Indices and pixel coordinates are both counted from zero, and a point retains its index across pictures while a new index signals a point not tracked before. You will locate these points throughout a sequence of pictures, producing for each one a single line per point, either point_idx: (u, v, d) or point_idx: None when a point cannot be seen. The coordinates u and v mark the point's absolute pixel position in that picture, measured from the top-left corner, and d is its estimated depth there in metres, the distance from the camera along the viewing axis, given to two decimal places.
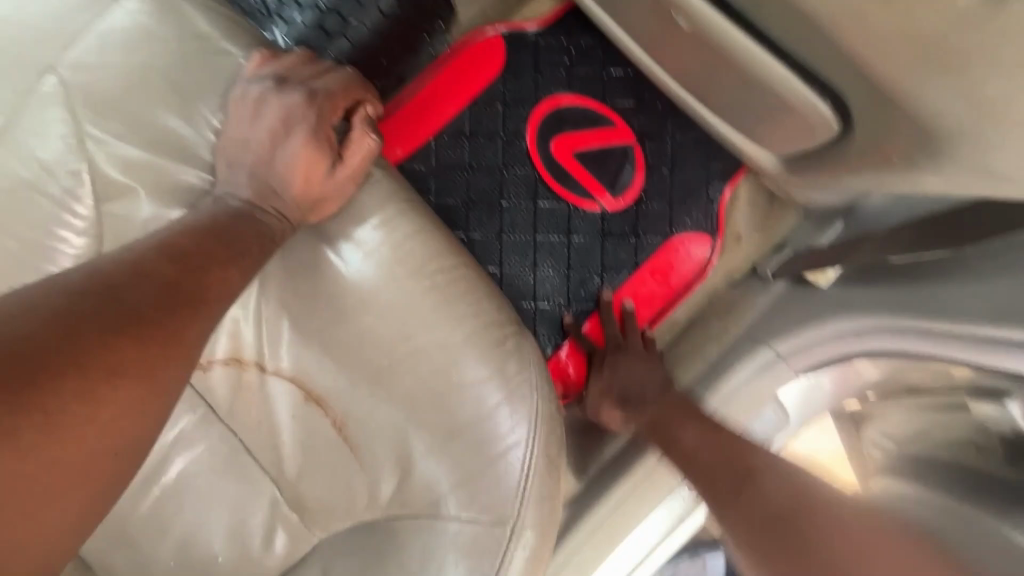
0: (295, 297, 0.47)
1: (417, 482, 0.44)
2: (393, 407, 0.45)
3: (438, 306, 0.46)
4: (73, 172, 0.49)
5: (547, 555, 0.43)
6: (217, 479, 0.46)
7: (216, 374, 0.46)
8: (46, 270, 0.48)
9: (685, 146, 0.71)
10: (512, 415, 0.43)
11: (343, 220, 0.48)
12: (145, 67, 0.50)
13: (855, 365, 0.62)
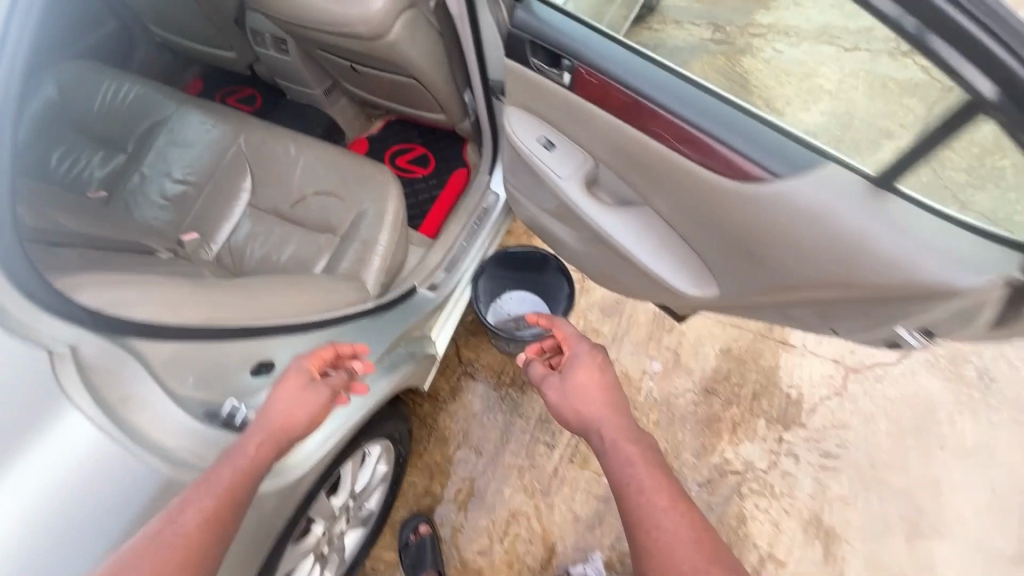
0: (304, 176, 1.37)
1: (356, 206, 1.32)
2: (343, 189, 1.34)
3: (347, 159, 1.37)
4: (236, 175, 1.39)
5: (399, 212, 1.33)
6: (298, 240, 1.33)
7: (292, 208, 1.36)
8: (240, 199, 1.39)
9: (444, 142, 1.77)
10: (380, 183, 1.34)
11: (310, 152, 1.39)
12: (242, 133, 1.42)
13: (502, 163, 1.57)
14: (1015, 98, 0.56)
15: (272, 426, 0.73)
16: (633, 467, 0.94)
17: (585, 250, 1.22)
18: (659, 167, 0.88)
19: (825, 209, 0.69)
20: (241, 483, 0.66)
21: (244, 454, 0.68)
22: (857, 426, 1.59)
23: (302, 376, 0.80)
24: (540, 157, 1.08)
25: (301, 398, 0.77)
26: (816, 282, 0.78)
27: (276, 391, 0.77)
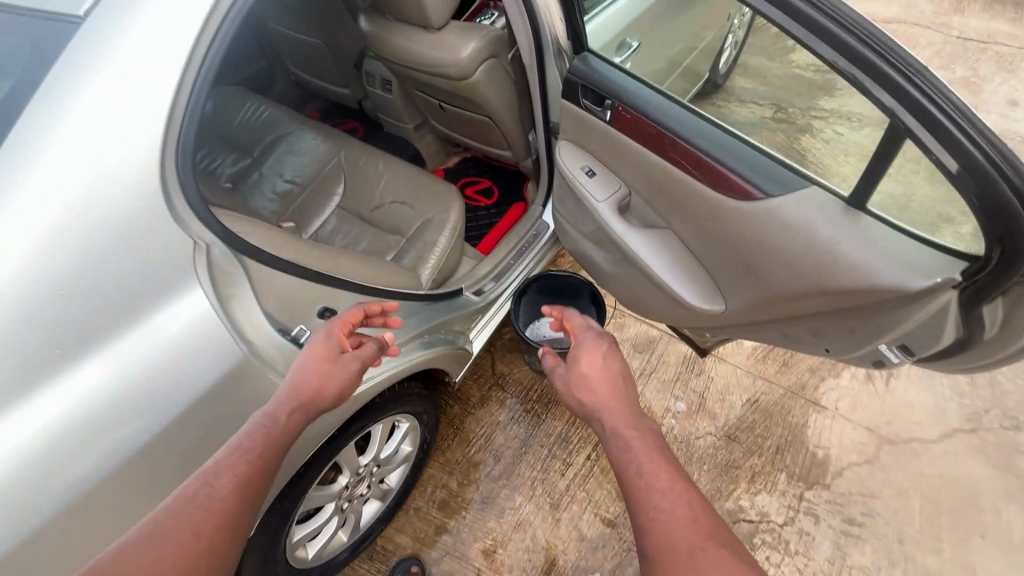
0: (386, 188, 1.63)
1: (424, 217, 1.56)
2: (416, 202, 1.58)
3: (423, 179, 1.62)
4: (333, 181, 1.68)
5: (458, 225, 1.54)
6: (372, 238, 1.57)
7: (372, 213, 1.61)
8: (332, 200, 1.66)
9: (509, 179, 2.01)
10: (447, 199, 1.57)
11: (394, 170, 1.65)
12: (343, 150, 1.72)
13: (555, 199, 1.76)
14: (971, 173, 0.67)
15: (304, 395, 0.85)
16: (632, 451, 0.79)
17: (616, 273, 1.36)
18: (679, 192, 1.03)
19: (805, 225, 0.85)
20: (273, 447, 0.80)
21: (278, 419, 0.82)
22: (888, 499, 1.53)
23: (332, 347, 0.90)
24: (581, 183, 1.24)
25: (331, 373, 0.88)
26: (799, 291, 0.91)
27: (307, 361, 0.87)
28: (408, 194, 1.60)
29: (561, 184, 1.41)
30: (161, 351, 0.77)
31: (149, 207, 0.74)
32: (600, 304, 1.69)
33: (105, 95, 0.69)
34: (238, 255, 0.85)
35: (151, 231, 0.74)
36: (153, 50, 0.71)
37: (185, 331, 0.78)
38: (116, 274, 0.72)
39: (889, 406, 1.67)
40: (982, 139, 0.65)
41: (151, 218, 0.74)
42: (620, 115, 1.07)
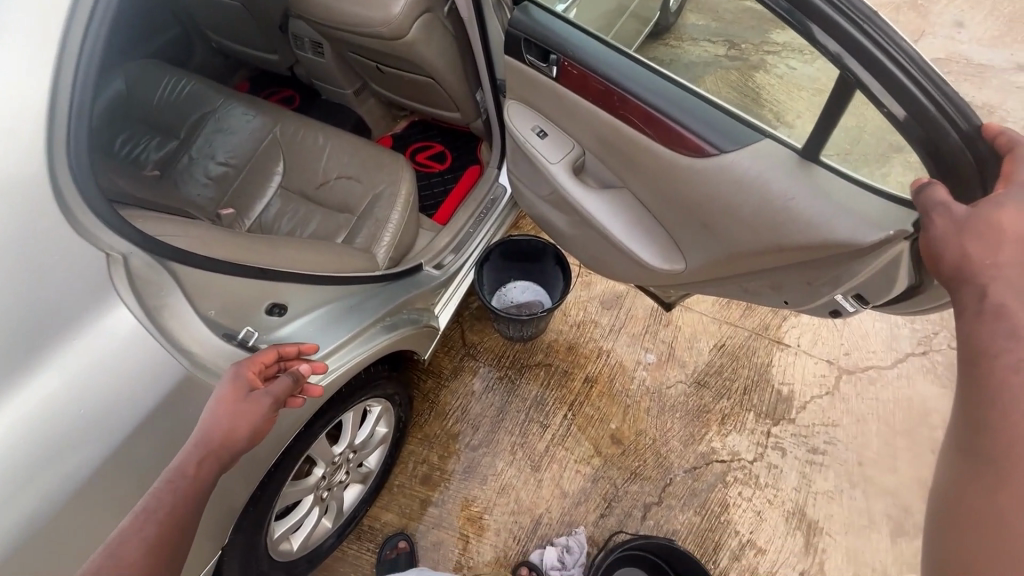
0: (329, 163, 1.53)
1: (373, 190, 1.47)
2: (362, 175, 1.50)
3: (368, 149, 1.52)
4: (271, 159, 1.57)
5: (410, 196, 1.47)
6: (321, 217, 1.49)
7: (317, 191, 1.52)
8: (272, 179, 1.55)
9: (460, 141, 1.92)
10: (395, 170, 1.49)
11: (336, 141, 1.55)
12: (278, 123, 1.60)
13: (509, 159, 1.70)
14: (917, 117, 0.68)
15: (211, 445, 0.76)
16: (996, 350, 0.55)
17: (577, 235, 1.32)
18: (631, 151, 0.99)
19: (759, 179, 0.83)
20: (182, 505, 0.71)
21: (187, 474, 0.73)
22: (848, 426, 1.61)
23: (241, 385, 0.80)
24: (533, 145, 1.18)
25: (238, 417, 0.78)
26: (757, 246, 0.90)
27: (212, 409, 0.77)
28: (354, 166, 1.51)
29: (513, 146, 1.34)
30: (89, 376, 0.70)
31: (47, 219, 0.66)
32: (565, 265, 1.67)
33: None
34: (163, 260, 0.79)
35: (53, 245, 0.67)
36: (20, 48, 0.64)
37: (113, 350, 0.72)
38: (19, 299, 0.65)
39: (846, 339, 1.74)
40: (926, 81, 0.66)
41: (52, 232, 0.66)
42: (564, 71, 1.01)
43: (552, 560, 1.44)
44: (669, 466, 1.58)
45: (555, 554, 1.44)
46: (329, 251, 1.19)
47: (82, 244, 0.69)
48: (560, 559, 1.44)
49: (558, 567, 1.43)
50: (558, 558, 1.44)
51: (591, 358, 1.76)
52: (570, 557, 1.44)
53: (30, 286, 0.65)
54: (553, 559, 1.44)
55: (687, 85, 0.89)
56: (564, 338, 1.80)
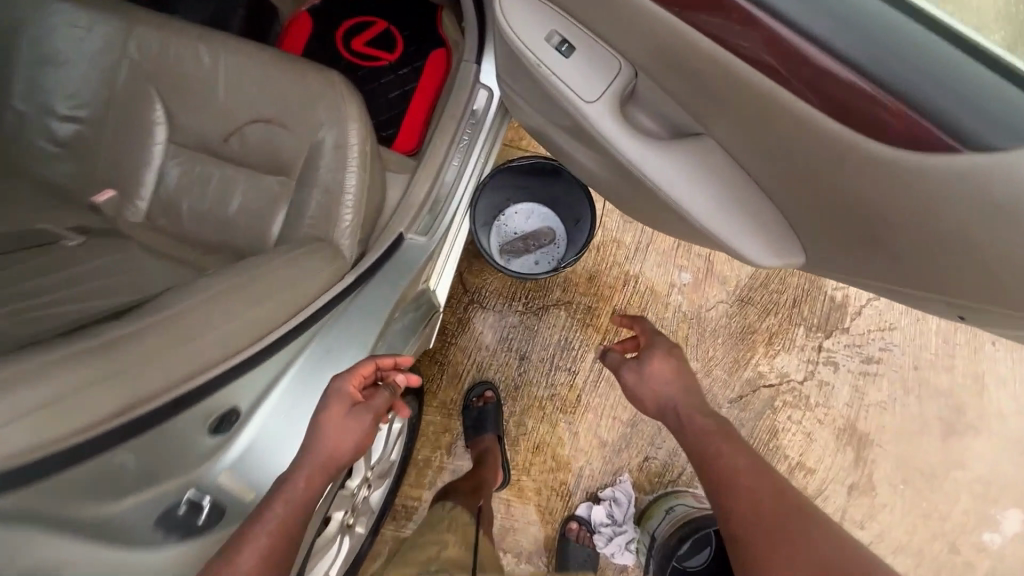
0: (230, 95, 1.02)
1: (307, 136, 1.00)
2: (285, 111, 1.01)
3: (286, 69, 1.02)
4: (138, 95, 1.03)
5: (369, 137, 1.01)
6: (245, 184, 1.04)
7: (226, 143, 1.04)
8: (152, 129, 1.05)
9: (413, 11, 1.34)
10: (335, 100, 1.00)
11: (235, 60, 1.02)
12: (132, 35, 1.03)
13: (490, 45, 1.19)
14: None
15: (319, 459, 0.79)
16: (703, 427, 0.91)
17: (616, 178, 0.94)
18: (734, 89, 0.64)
19: (1014, 176, 0.51)
20: (294, 514, 0.73)
21: (303, 485, 0.76)
22: (907, 328, 1.45)
23: (346, 401, 0.84)
24: (551, 67, 0.75)
25: (344, 434, 0.82)
26: (926, 241, 0.64)
27: (325, 422, 0.82)
28: (270, 99, 1.01)
29: (511, 57, 0.87)
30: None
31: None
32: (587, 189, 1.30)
33: None
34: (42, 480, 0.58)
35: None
36: None
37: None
38: None
39: None
40: None
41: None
42: None
43: (602, 513, 1.39)
44: (714, 401, 1.44)
45: (604, 507, 1.39)
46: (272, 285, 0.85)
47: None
48: (611, 510, 1.40)
49: (610, 519, 1.39)
50: (608, 510, 1.39)
51: (617, 287, 1.50)
52: (620, 507, 1.40)
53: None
54: (603, 512, 1.39)
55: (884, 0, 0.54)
56: (584, 267, 1.51)
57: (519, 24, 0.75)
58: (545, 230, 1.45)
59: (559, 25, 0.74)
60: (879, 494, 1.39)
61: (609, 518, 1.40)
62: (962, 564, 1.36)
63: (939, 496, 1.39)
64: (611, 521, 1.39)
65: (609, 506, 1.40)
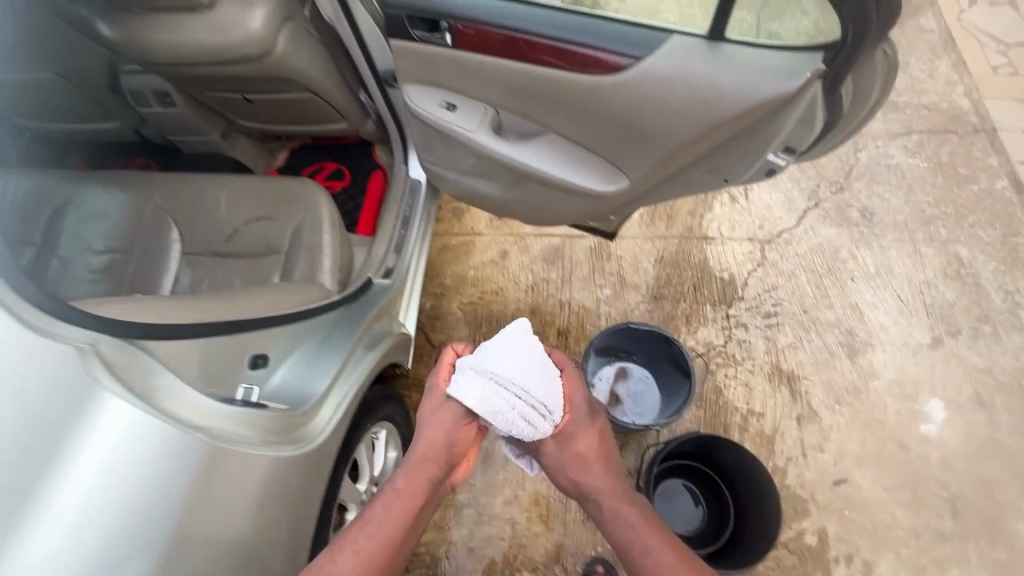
0: (235, 208, 1.40)
1: (285, 231, 1.37)
2: (271, 213, 1.38)
3: (282, 181, 1.41)
4: (163, 226, 1.41)
5: (330, 216, 1.37)
6: (249, 270, 1.38)
7: (233, 241, 1.39)
8: (174, 246, 1.41)
9: (357, 153, 1.86)
10: (313, 201, 1.37)
11: (236, 184, 1.42)
12: (156, 187, 1.44)
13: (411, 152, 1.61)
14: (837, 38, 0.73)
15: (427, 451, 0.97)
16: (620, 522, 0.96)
17: (510, 197, 1.36)
18: (556, 94, 1.01)
19: (682, 73, 0.84)
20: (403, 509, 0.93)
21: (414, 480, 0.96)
22: (784, 285, 1.82)
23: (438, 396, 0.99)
24: (446, 120, 1.20)
25: (427, 465, 0.97)
26: (694, 152, 0.97)
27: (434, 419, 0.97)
28: (264, 207, 1.39)
29: (419, 136, 1.33)
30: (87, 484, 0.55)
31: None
32: (656, 336, 1.50)
33: None
34: (127, 340, 0.65)
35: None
36: None
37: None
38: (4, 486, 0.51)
39: (754, 215, 1.95)
40: None
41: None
42: (459, 39, 1.02)
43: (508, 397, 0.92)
44: None
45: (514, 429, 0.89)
46: (279, 306, 1.03)
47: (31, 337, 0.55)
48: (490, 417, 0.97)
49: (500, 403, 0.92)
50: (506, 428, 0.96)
51: (555, 315, 1.82)
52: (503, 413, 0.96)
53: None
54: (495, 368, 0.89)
55: (558, 6, 0.92)
56: (525, 304, 1.85)
57: (423, 108, 1.21)
58: (633, 407, 1.56)
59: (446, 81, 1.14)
60: (822, 419, 1.59)
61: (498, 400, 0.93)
62: (916, 458, 1.52)
63: (870, 406, 1.60)
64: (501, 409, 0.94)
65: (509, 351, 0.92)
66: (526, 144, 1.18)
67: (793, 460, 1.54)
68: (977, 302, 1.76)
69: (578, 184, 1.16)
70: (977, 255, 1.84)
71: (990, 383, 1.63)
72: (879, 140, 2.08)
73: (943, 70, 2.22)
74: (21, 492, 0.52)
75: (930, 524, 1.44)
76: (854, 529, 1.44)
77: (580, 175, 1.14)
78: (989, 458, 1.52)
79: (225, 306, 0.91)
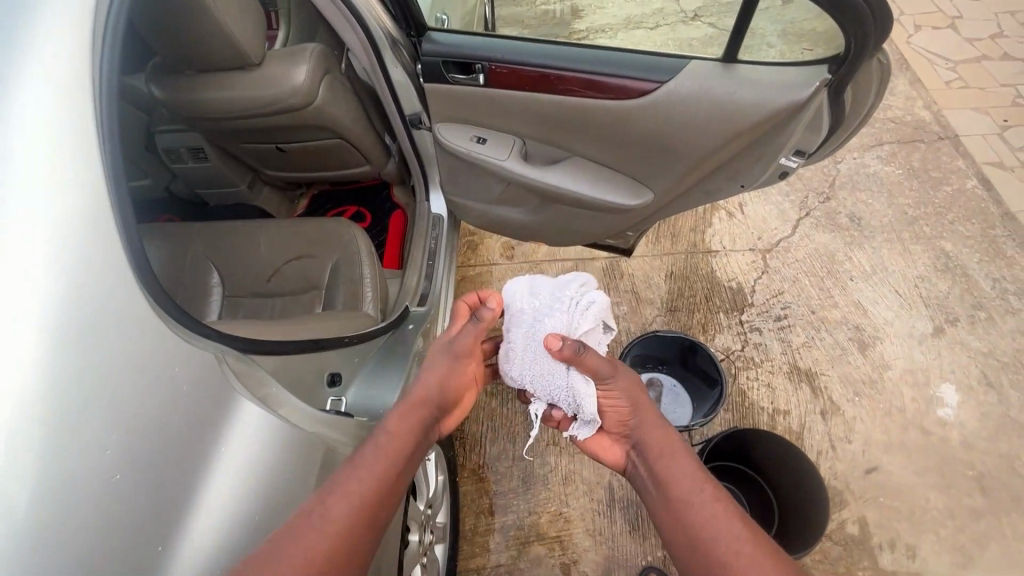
0: (274, 250, 1.46)
1: (324, 269, 1.43)
2: (310, 252, 1.45)
3: (318, 221, 1.49)
4: (203, 271, 1.45)
5: (367, 251, 1.44)
6: (290, 307, 1.42)
7: (274, 281, 1.44)
8: (213, 289, 1.45)
9: (375, 195, 1.95)
10: (350, 238, 1.44)
11: (273, 227, 1.49)
12: (194, 236, 1.49)
13: (434, 189, 1.69)
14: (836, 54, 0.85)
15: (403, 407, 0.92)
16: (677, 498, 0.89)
17: (536, 220, 1.45)
18: (583, 121, 1.12)
19: (703, 91, 0.95)
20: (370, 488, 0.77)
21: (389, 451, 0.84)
22: (789, 288, 1.93)
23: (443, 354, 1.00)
24: (477, 152, 1.30)
25: (411, 417, 0.90)
26: (714, 162, 1.07)
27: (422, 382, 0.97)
28: (302, 247, 1.46)
29: (447, 170, 1.43)
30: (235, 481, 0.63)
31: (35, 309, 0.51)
32: (681, 342, 1.58)
33: (88, 327, 0.53)
34: (243, 355, 0.71)
35: (150, 329, 0.58)
36: (48, 241, 0.53)
37: (148, 457, 0.55)
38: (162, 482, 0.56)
39: (752, 227, 2.08)
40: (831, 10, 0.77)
41: (117, 287, 0.56)
42: (492, 79, 1.13)
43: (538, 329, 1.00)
44: None
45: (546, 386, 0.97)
46: (340, 331, 1.08)
47: (186, 349, 0.61)
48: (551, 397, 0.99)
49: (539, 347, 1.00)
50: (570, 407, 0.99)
51: None
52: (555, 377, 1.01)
53: (127, 411, 0.54)
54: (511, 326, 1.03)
55: (582, 46, 1.05)
56: None
57: (454, 143, 1.31)
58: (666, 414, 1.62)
59: (477, 116, 1.24)
60: (845, 411, 1.66)
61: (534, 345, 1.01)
62: (939, 440, 1.59)
63: (888, 395, 1.68)
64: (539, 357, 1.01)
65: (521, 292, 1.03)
66: (554, 168, 1.27)
67: (824, 453, 1.59)
68: (969, 291, 1.88)
69: (606, 200, 1.24)
70: (962, 248, 1.98)
71: (994, 364, 1.73)
72: (855, 152, 2.26)
73: (902, 88, 2.44)
74: (184, 488, 0.58)
75: (962, 502, 1.50)
76: (892, 515, 1.49)
77: (608, 193, 1.24)
78: (1006, 434, 1.60)
79: (299, 330, 0.96)
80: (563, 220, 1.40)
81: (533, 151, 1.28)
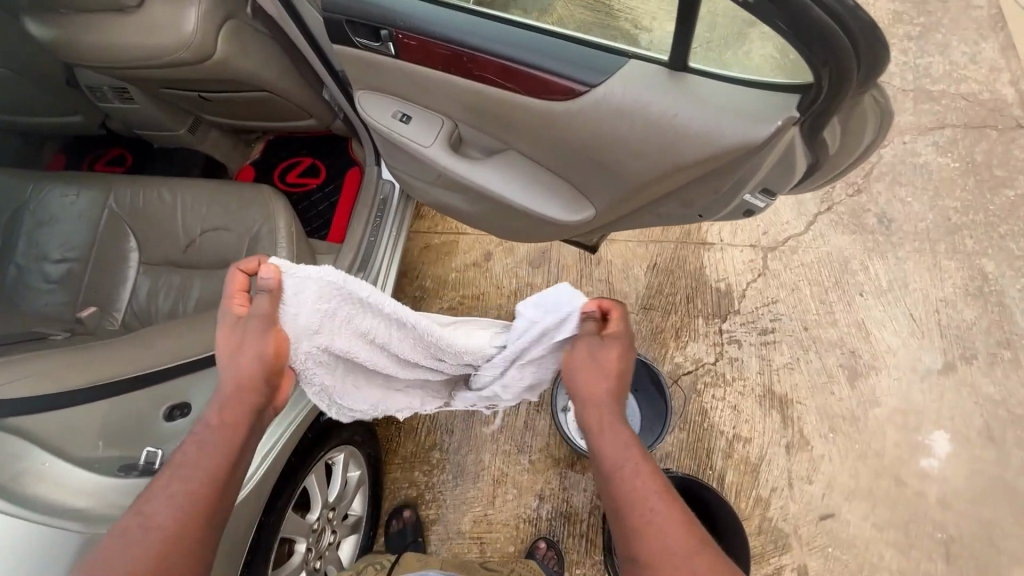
0: (193, 217, 1.33)
1: (243, 244, 1.30)
2: (229, 223, 1.31)
3: (241, 187, 1.33)
4: (122, 233, 1.35)
5: (289, 227, 1.29)
6: (207, 283, 1.31)
7: (190, 251, 1.32)
8: (131, 255, 1.35)
9: (332, 146, 1.75)
10: (271, 210, 1.29)
11: (194, 191, 1.35)
12: (112, 191, 1.37)
13: None
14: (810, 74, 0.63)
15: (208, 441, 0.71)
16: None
17: (479, 212, 1.24)
18: (508, 117, 0.90)
19: (638, 105, 0.73)
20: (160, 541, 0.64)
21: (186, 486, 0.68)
22: (785, 297, 1.69)
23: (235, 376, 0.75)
24: (398, 132, 1.08)
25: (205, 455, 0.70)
26: (659, 192, 0.86)
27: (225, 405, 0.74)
28: (222, 216, 1.32)
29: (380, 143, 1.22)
30: None
31: None
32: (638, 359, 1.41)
33: None
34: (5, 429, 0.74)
35: None
36: None
37: None
38: None
39: (759, 219, 1.79)
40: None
41: None
42: (405, 49, 0.90)
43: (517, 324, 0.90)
44: None
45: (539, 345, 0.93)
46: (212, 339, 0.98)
47: None
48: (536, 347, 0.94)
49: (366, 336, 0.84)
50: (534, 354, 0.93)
51: None
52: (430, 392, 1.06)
53: None
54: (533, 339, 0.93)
55: (511, 19, 0.81)
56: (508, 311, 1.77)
57: (376, 119, 1.09)
58: None
59: (398, 89, 1.02)
60: (813, 447, 1.49)
61: (348, 324, 0.81)
62: (912, 495, 1.43)
63: (867, 436, 1.50)
64: (343, 362, 0.88)
65: (275, 286, 0.75)
66: (487, 162, 1.05)
67: (777, 491, 1.46)
68: (999, 324, 1.61)
69: (543, 210, 1.03)
70: (1004, 271, 1.67)
71: (1005, 416, 1.50)
72: (908, 134, 1.88)
73: (988, 54, 1.98)
74: None
75: (919, 566, 1.37)
76: (835, 567, 1.38)
77: (547, 203, 1.03)
78: (992, 498, 1.42)
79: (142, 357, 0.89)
80: (504, 218, 1.19)
81: (465, 139, 1.06)
